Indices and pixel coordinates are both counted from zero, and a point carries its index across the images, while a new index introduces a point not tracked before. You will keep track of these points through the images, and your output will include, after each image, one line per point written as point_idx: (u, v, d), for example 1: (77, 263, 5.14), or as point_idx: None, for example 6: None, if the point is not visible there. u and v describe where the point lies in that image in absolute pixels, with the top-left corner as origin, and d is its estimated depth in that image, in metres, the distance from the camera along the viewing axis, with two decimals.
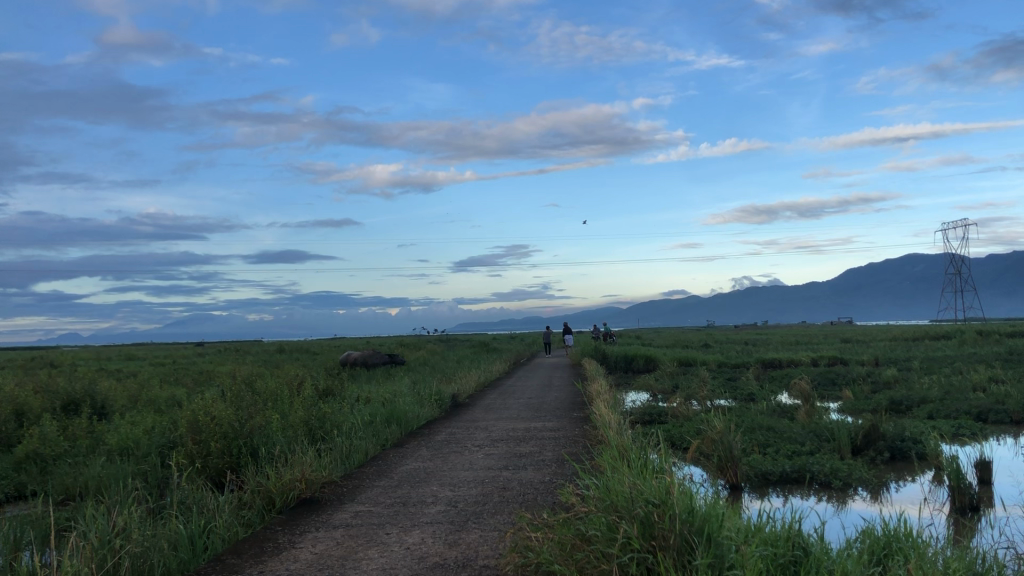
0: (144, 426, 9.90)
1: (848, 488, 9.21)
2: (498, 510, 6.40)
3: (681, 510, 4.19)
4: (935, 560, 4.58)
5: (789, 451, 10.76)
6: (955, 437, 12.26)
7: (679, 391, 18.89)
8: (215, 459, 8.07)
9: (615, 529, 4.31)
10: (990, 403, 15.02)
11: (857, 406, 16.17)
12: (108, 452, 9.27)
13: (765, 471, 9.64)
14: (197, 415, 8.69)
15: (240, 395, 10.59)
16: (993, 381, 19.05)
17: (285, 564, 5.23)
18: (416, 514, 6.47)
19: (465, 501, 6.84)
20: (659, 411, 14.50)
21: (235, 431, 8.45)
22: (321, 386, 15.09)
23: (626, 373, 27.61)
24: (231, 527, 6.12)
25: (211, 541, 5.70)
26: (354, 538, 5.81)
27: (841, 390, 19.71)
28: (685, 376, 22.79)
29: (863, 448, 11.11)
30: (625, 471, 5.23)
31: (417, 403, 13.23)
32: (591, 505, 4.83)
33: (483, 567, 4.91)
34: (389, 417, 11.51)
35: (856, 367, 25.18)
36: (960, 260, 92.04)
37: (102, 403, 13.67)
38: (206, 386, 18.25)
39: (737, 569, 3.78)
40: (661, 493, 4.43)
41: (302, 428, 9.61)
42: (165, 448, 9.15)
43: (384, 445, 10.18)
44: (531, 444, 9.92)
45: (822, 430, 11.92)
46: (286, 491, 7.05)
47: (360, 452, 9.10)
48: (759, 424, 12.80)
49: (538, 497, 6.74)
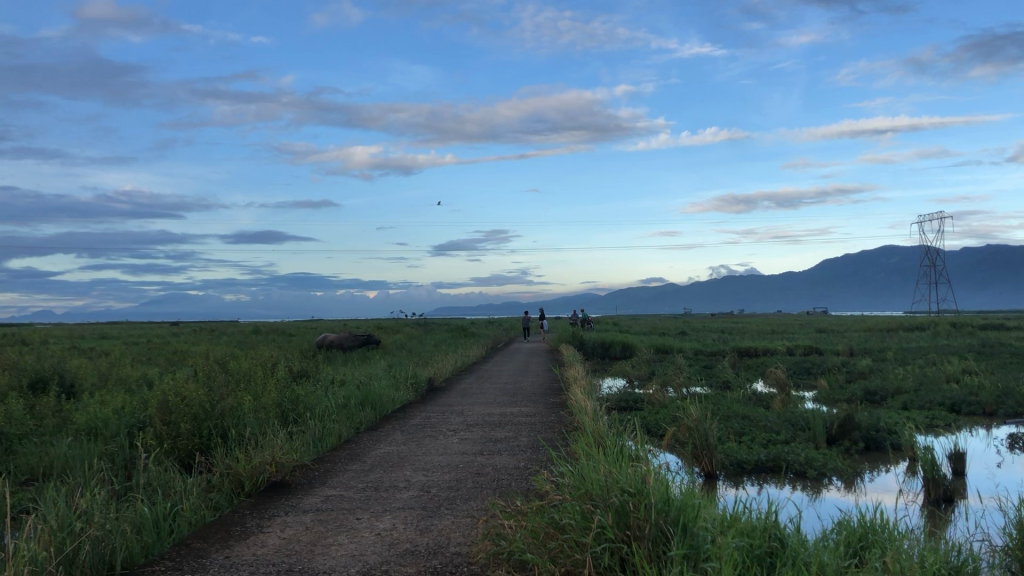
0: (112, 406, 9.72)
1: (823, 477, 9.20)
2: (472, 496, 6.31)
3: (658, 500, 4.10)
4: (912, 553, 4.52)
5: (764, 439, 10.77)
6: (930, 428, 12.30)
7: (655, 378, 18.96)
8: (184, 441, 7.91)
9: (591, 518, 4.22)
10: (963, 394, 15.15)
11: (832, 396, 16.21)
12: (76, 431, 9.09)
13: (740, 460, 9.61)
14: (167, 396, 8.54)
15: (212, 375, 10.43)
16: (966, 372, 19.27)
17: (252, 549, 5.11)
18: (387, 499, 6.37)
19: (438, 486, 6.74)
20: (635, 398, 14.50)
21: (205, 413, 8.31)
22: (296, 368, 14.96)
23: (603, 359, 27.65)
24: (198, 510, 6.00)
25: (177, 525, 5.58)
26: (323, 523, 5.70)
27: (816, 379, 19.88)
28: (661, 364, 22.87)
29: (838, 438, 11.12)
30: (601, 458, 5.15)
31: (393, 386, 13.16)
32: (566, 493, 4.72)
33: (454, 555, 4.81)
34: (364, 400, 11.41)
35: (831, 357, 25.43)
36: (932, 254, 93.54)
37: (71, 381, 13.46)
38: (179, 365, 18.03)
39: (714, 560, 3.71)
40: (637, 482, 4.32)
41: (274, 410, 9.46)
42: (134, 428, 9.00)
43: (359, 429, 10.06)
44: (507, 429, 9.82)
45: (797, 419, 11.94)
46: (256, 474, 6.91)
47: (333, 436, 8.98)
48: (735, 412, 12.81)
49: (513, 484, 6.66)
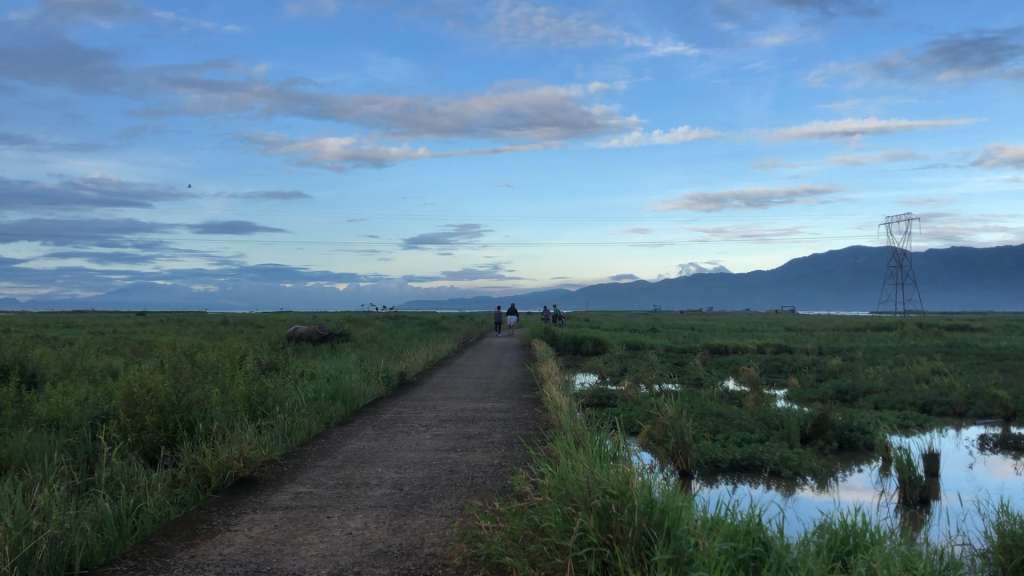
0: (76, 396, 9.47)
1: (798, 477, 9.13)
2: (446, 494, 6.18)
3: (641, 502, 3.96)
4: (898, 558, 4.42)
5: (738, 438, 10.71)
6: (903, 428, 12.35)
7: (627, 374, 18.94)
8: (149, 434, 7.69)
9: (572, 520, 4.09)
10: (934, 395, 15.23)
11: (803, 395, 16.26)
12: (37, 423, 8.81)
13: (715, 458, 9.55)
14: (132, 387, 8.27)
15: (179, 366, 10.16)
16: (935, 373, 19.38)
17: (218, 548, 4.92)
18: (359, 497, 6.20)
19: (411, 484, 6.58)
20: (608, 394, 14.45)
21: (172, 405, 8.09)
22: (265, 360, 14.70)
23: (575, 354, 27.59)
24: (162, 506, 5.80)
25: (140, 522, 5.40)
26: (292, 522, 5.52)
27: (788, 377, 19.94)
28: (632, 360, 22.83)
29: (812, 437, 11.08)
30: (581, 459, 5.01)
31: (364, 380, 12.97)
32: (546, 494, 4.58)
33: (428, 556, 4.66)
34: (334, 394, 11.20)
35: (801, 355, 25.49)
36: (898, 255, 95.19)
37: (32, 372, 13.14)
38: (145, 356, 17.65)
39: (696, 565, 3.60)
40: (620, 483, 4.18)
41: (242, 404, 9.24)
42: (97, 420, 8.75)
43: (329, 423, 9.88)
44: (480, 425, 9.67)
45: (771, 418, 11.88)
46: (223, 470, 6.72)
47: (303, 430, 8.78)
48: (710, 410, 12.76)
49: (487, 482, 6.54)
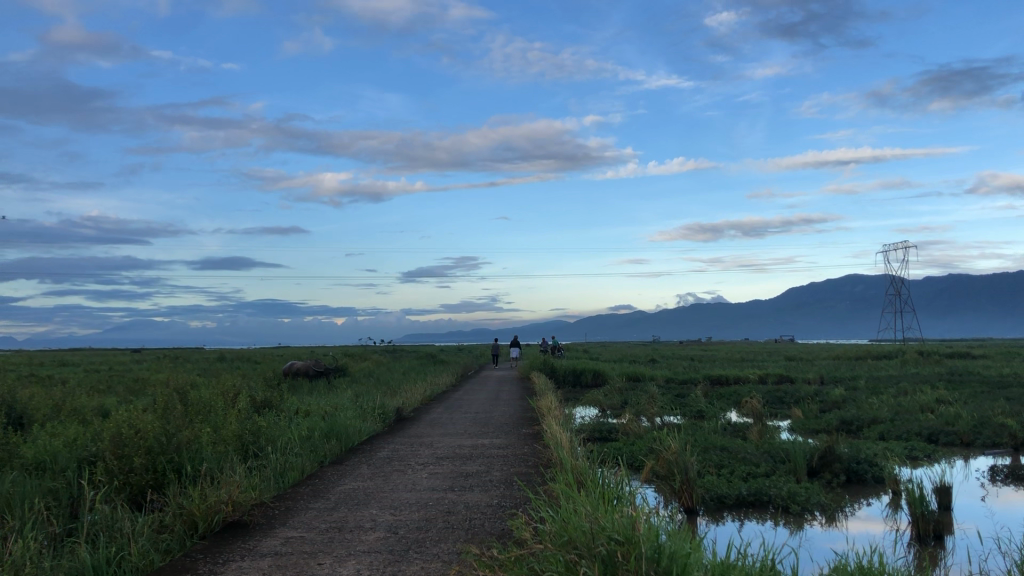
0: (64, 438, 9.20)
1: (805, 512, 8.85)
2: (442, 537, 5.93)
3: (647, 548, 3.74)
4: None
5: (744, 472, 10.44)
6: (910, 459, 12.06)
7: (629, 407, 18.59)
8: (137, 476, 7.43)
9: (574, 569, 3.84)
10: (940, 424, 14.96)
11: (807, 426, 15.98)
12: (23, 465, 8.56)
13: (720, 495, 9.30)
14: (119, 426, 8.01)
15: (171, 405, 9.90)
16: (940, 402, 19.09)
17: None
18: (352, 541, 5.94)
19: (406, 526, 6.32)
20: (609, 428, 14.18)
21: (160, 446, 7.83)
22: (259, 399, 14.37)
23: (574, 387, 27.28)
24: (145, 553, 5.53)
25: (121, 570, 5.13)
26: (281, 569, 5.26)
27: (791, 408, 19.64)
28: (632, 392, 22.51)
29: (818, 470, 10.82)
30: (583, 500, 4.77)
31: (360, 417, 12.68)
32: (547, 540, 4.34)
33: None
34: (329, 431, 10.92)
35: (803, 385, 25.19)
36: (898, 283, 95.19)
37: (20, 415, 12.80)
38: (139, 395, 17.33)
39: None
40: (626, 529, 3.97)
41: (234, 443, 8.99)
42: (85, 462, 8.48)
43: (323, 462, 9.61)
44: (477, 463, 9.41)
45: (776, 451, 11.61)
46: (211, 515, 6.45)
47: (295, 470, 8.54)
48: (713, 444, 12.49)
49: (486, 524, 6.30)
